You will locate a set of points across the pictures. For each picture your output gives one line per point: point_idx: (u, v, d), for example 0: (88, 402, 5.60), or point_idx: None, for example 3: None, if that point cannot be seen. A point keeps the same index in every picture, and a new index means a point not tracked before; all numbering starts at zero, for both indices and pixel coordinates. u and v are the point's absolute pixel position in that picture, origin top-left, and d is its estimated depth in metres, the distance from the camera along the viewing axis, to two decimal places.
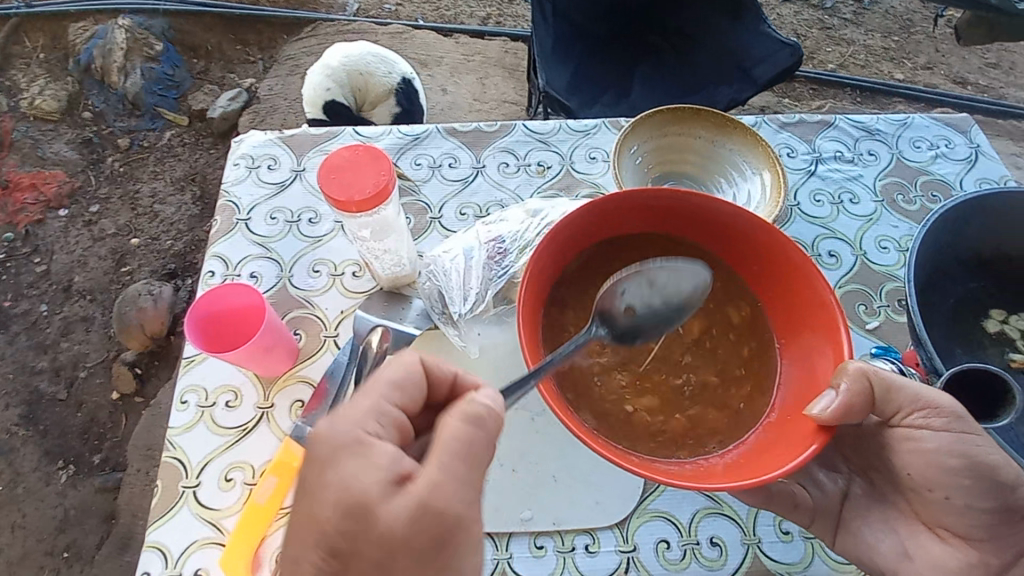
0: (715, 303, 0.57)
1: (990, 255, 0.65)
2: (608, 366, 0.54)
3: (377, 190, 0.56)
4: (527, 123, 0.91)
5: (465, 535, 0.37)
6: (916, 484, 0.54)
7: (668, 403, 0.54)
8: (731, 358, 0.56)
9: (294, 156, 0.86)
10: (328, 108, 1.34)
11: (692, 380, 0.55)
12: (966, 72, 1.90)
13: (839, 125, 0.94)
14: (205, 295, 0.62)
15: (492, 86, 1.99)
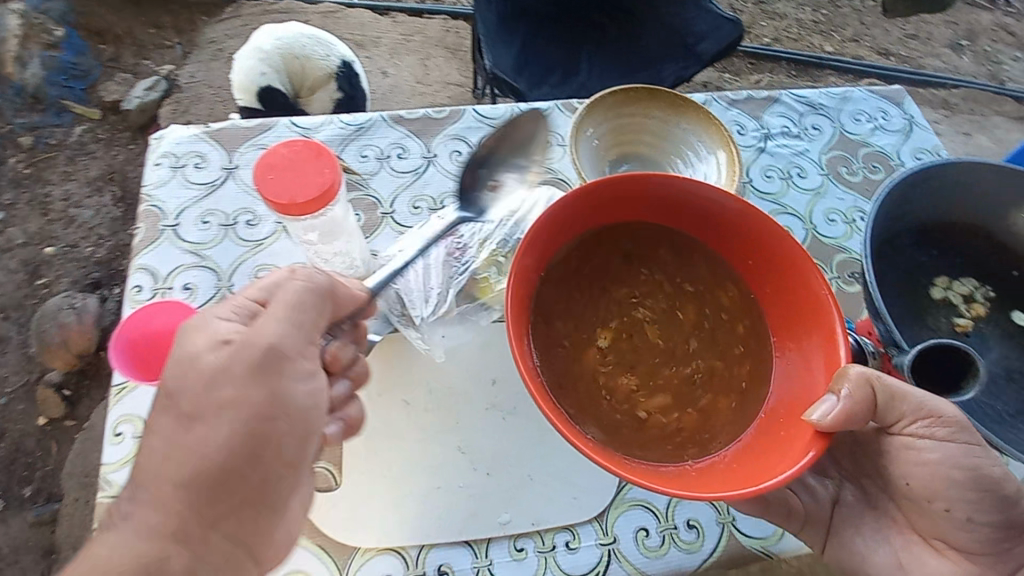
0: (714, 292, 0.57)
1: (932, 225, 0.67)
2: (616, 366, 0.55)
3: (323, 190, 0.51)
4: (477, 108, 0.87)
5: (286, 374, 0.45)
6: (916, 495, 0.56)
7: (675, 397, 0.54)
8: (735, 347, 0.55)
9: (224, 153, 0.79)
10: (263, 95, 1.24)
11: (698, 371, 0.55)
12: (889, 43, 1.98)
13: (784, 101, 0.96)
14: (133, 316, 0.56)
15: (434, 68, 1.92)
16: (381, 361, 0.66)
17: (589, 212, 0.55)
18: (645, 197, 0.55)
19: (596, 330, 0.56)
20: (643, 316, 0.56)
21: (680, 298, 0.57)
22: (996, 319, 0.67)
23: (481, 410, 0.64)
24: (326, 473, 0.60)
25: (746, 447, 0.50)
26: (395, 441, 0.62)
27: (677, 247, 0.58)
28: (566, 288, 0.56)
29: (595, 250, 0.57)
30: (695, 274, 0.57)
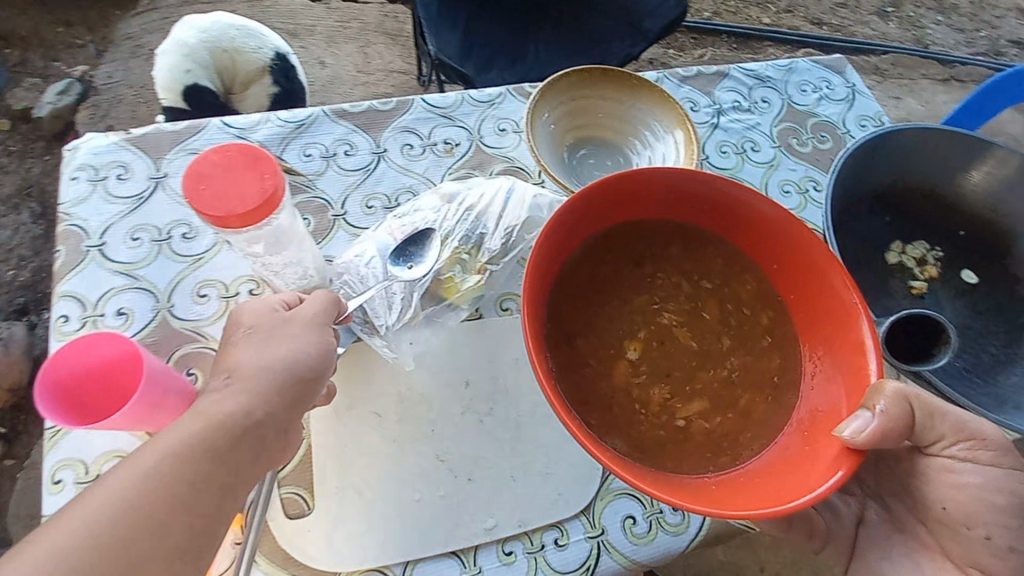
0: (740, 287, 0.55)
1: (882, 191, 0.69)
2: (648, 375, 0.53)
3: (264, 198, 0.47)
4: (425, 98, 0.83)
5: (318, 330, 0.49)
6: (953, 520, 0.53)
7: (712, 403, 0.52)
8: (766, 345, 0.54)
9: (150, 161, 0.72)
10: (189, 94, 1.14)
11: (732, 374, 0.53)
12: (821, 13, 2.02)
13: (733, 75, 0.96)
14: (58, 354, 0.50)
15: (375, 55, 1.84)
16: (347, 373, 0.63)
17: (602, 208, 0.54)
18: (658, 191, 0.54)
19: (624, 338, 0.54)
20: (669, 319, 0.54)
21: (705, 296, 0.55)
22: (947, 279, 0.69)
23: (457, 413, 0.62)
24: (295, 497, 0.57)
25: (776, 458, 0.48)
26: (367, 456, 0.59)
27: (699, 243, 0.56)
28: (585, 292, 0.54)
29: (615, 251, 0.55)
30: (720, 270, 0.56)
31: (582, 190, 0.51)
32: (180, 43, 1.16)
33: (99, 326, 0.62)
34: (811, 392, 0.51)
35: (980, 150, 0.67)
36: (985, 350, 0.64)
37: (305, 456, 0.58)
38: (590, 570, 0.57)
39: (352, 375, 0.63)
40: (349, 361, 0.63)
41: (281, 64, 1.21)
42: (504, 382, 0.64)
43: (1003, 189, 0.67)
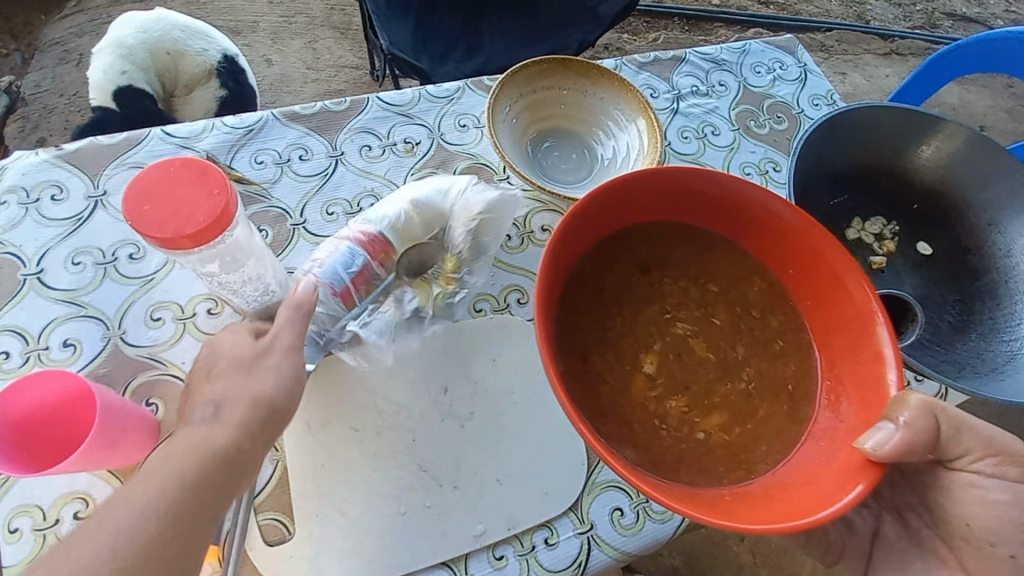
0: (749, 294, 0.56)
1: (838, 170, 0.71)
2: (665, 391, 0.53)
3: (214, 216, 0.44)
4: (381, 96, 0.80)
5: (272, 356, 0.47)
6: (976, 537, 0.54)
7: (733, 414, 0.52)
8: (779, 352, 0.54)
9: (86, 178, 0.67)
10: (121, 94, 1.05)
11: (750, 384, 0.53)
12: None
13: (690, 60, 0.96)
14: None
15: (324, 51, 1.77)
16: (319, 389, 0.60)
17: (613, 214, 0.55)
18: (668, 193, 0.55)
19: (638, 352, 0.54)
20: (683, 330, 0.55)
21: (715, 304, 0.56)
22: (902, 252, 0.72)
23: (437, 421, 0.61)
24: (275, 523, 0.55)
25: (796, 471, 0.48)
26: (347, 472, 0.57)
27: (706, 251, 0.57)
28: (595, 304, 0.54)
29: (626, 262, 0.56)
30: (729, 278, 0.56)
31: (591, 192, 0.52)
32: (117, 42, 1.09)
33: (44, 360, 0.58)
34: (827, 401, 0.51)
35: (931, 126, 0.69)
36: (942, 319, 0.67)
37: (282, 479, 0.56)
38: (582, 566, 0.57)
39: (324, 391, 0.60)
40: (321, 377, 0.61)
41: (229, 67, 1.15)
42: (483, 385, 0.63)
43: (952, 163, 0.69)
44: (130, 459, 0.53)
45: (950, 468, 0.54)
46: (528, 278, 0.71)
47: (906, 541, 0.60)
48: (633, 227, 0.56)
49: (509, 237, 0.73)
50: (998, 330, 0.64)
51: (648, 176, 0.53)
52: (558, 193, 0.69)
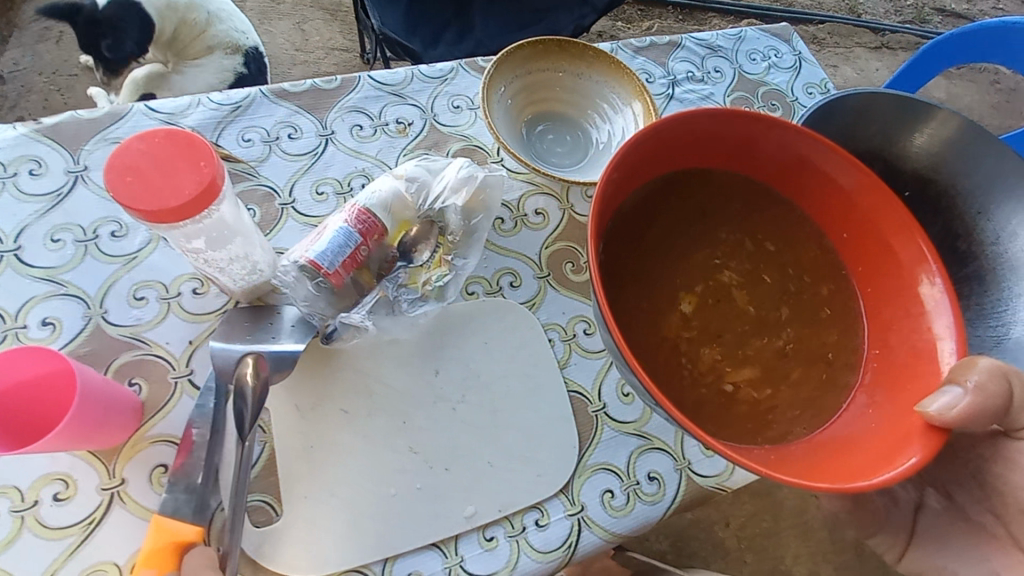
0: (799, 255, 0.56)
1: None
2: (697, 338, 0.53)
3: (201, 192, 0.43)
4: (373, 75, 0.78)
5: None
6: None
7: (764, 371, 0.53)
8: (823, 317, 0.54)
9: (66, 153, 0.65)
10: (135, 15, 1.23)
11: (787, 342, 0.54)
12: None
13: (686, 45, 0.95)
14: None
15: (313, 32, 1.74)
16: (307, 371, 0.59)
17: (675, 152, 0.53)
18: (732, 139, 0.54)
19: (676, 298, 0.54)
20: (728, 279, 0.55)
21: (761, 260, 0.56)
22: None
23: (429, 404, 0.60)
24: (263, 504, 0.54)
25: (824, 439, 0.48)
26: (337, 454, 0.56)
27: (762, 207, 0.56)
28: (641, 245, 0.54)
29: (675, 203, 0.55)
30: (783, 237, 0.56)
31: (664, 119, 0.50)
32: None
33: (22, 340, 0.56)
34: (867, 373, 0.51)
35: (924, 112, 0.66)
36: None
37: (270, 460, 0.55)
38: (572, 547, 0.57)
39: (311, 371, 0.59)
40: (309, 358, 0.60)
41: (253, 54, 1.31)
42: (474, 368, 0.63)
43: None
44: (111, 441, 0.52)
45: (1014, 438, 0.55)
46: (520, 260, 0.70)
47: (947, 510, 0.63)
48: (696, 167, 0.55)
49: (502, 219, 0.73)
50: (985, 316, 0.65)
51: (730, 112, 0.51)
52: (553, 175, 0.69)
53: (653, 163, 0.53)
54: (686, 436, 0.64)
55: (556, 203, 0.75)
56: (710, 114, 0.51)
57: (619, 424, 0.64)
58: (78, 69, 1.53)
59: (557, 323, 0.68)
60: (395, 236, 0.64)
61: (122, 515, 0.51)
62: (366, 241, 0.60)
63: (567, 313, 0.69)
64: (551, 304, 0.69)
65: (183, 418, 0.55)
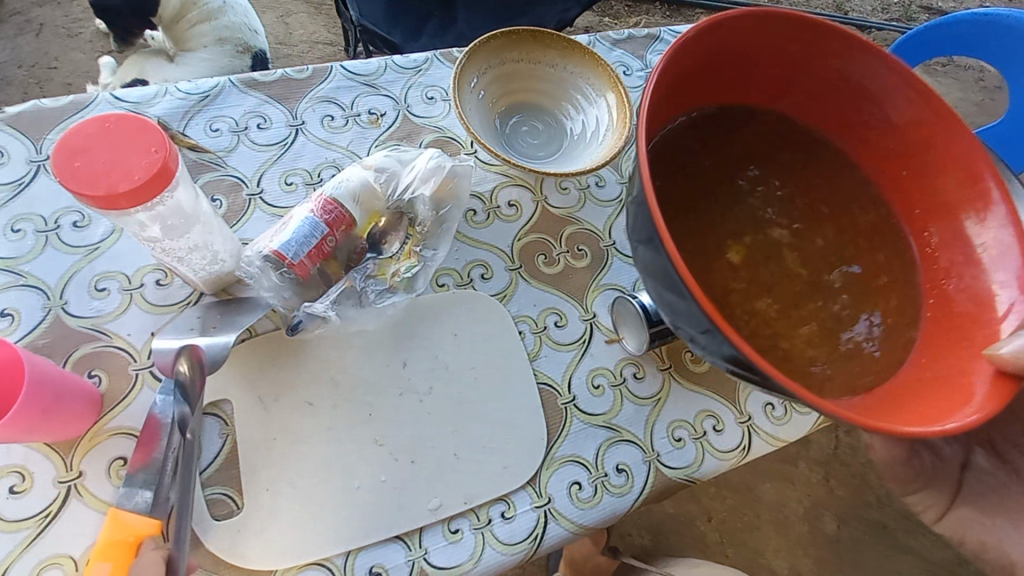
0: (851, 215, 0.55)
1: None
2: (754, 291, 0.50)
3: (149, 180, 0.42)
4: (345, 64, 0.77)
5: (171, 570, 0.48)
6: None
7: (820, 329, 0.50)
8: (878, 282, 0.52)
9: (26, 141, 0.63)
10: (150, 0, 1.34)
11: (843, 305, 0.51)
12: None
13: (664, 38, 0.94)
14: None
15: (297, 25, 1.72)
16: (271, 363, 0.59)
17: (720, 83, 0.53)
18: (780, 70, 0.54)
19: (725, 247, 0.51)
20: (782, 237, 0.52)
21: (816, 217, 0.54)
22: None
23: (395, 395, 0.60)
24: (223, 497, 0.53)
25: (883, 393, 0.46)
26: (300, 446, 0.56)
27: (811, 159, 0.56)
28: (692, 193, 0.52)
29: (719, 142, 0.54)
30: (837, 197, 0.55)
31: (714, 38, 0.50)
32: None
33: None
34: (929, 336, 0.49)
35: None
36: None
37: (232, 452, 0.55)
38: (538, 539, 0.57)
39: (275, 363, 0.59)
40: (274, 350, 0.59)
41: (259, 55, 1.41)
42: (442, 360, 0.62)
43: None
44: (69, 432, 0.51)
45: None
46: (492, 252, 0.70)
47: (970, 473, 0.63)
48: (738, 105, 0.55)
49: (474, 211, 0.72)
50: None
51: (778, 39, 0.52)
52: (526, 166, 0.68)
53: (700, 95, 0.53)
54: (655, 428, 0.65)
55: (530, 195, 0.75)
56: (761, 41, 0.52)
57: (588, 416, 0.64)
58: (57, 61, 1.51)
59: (528, 315, 0.67)
60: (364, 227, 0.63)
61: (78, 509, 0.50)
62: (333, 232, 0.60)
63: (538, 305, 0.68)
64: (522, 296, 0.68)
65: (143, 410, 0.54)
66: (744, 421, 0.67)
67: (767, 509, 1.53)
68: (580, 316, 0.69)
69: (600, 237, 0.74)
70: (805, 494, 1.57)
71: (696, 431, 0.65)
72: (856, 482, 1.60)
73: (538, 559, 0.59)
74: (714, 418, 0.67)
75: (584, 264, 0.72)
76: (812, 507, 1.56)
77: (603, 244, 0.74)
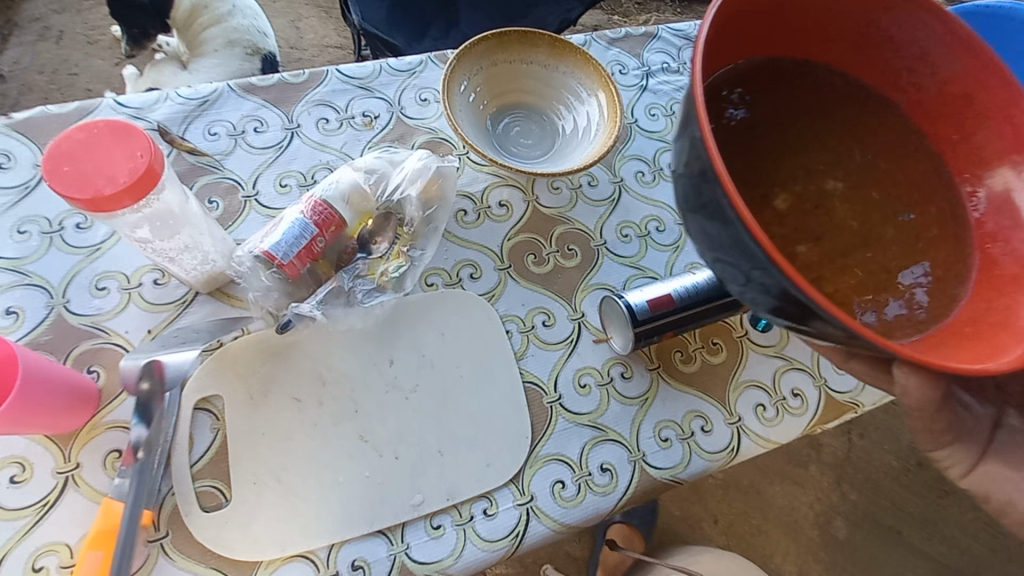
0: (910, 171, 0.49)
1: None
2: (797, 236, 0.46)
3: (133, 182, 0.44)
4: (340, 68, 0.78)
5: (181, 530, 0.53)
6: None
7: (868, 280, 0.46)
8: (932, 237, 0.48)
9: (34, 147, 0.66)
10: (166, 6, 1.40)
11: (898, 262, 0.47)
12: None
13: (661, 36, 0.93)
14: None
15: (308, 30, 1.76)
16: (261, 360, 0.60)
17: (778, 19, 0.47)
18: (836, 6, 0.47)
19: (773, 192, 0.47)
20: (833, 186, 0.47)
21: (873, 168, 0.48)
22: None
23: (382, 393, 0.61)
24: (212, 490, 0.55)
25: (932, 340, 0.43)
26: (288, 441, 0.58)
27: (865, 106, 0.50)
28: (734, 135, 0.47)
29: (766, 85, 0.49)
30: (894, 149, 0.49)
31: None
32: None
33: None
34: (979, 288, 0.45)
35: None
36: None
37: (222, 446, 0.57)
38: (519, 536, 0.57)
39: (266, 360, 0.60)
40: (264, 347, 0.61)
41: (270, 58, 1.45)
42: (429, 358, 0.63)
43: None
44: (65, 425, 0.54)
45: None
46: (481, 252, 0.70)
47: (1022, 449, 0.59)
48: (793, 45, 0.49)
49: (465, 211, 0.72)
50: None
51: None
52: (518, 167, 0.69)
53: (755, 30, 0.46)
54: (641, 427, 0.64)
55: (521, 195, 0.75)
56: None
57: (574, 415, 0.64)
58: (79, 69, 1.58)
59: (516, 314, 0.68)
60: (355, 227, 0.64)
61: (74, 499, 0.53)
62: (322, 232, 0.61)
63: (526, 304, 0.69)
64: (511, 295, 0.69)
65: (138, 405, 0.57)
66: (734, 422, 0.67)
67: (776, 513, 1.50)
68: (568, 315, 0.69)
69: (591, 237, 0.74)
70: (817, 498, 1.54)
71: (684, 431, 0.65)
72: (870, 487, 1.56)
73: (520, 556, 0.59)
74: (702, 419, 0.66)
75: (574, 263, 0.72)
76: (824, 512, 1.52)
77: (594, 244, 0.74)
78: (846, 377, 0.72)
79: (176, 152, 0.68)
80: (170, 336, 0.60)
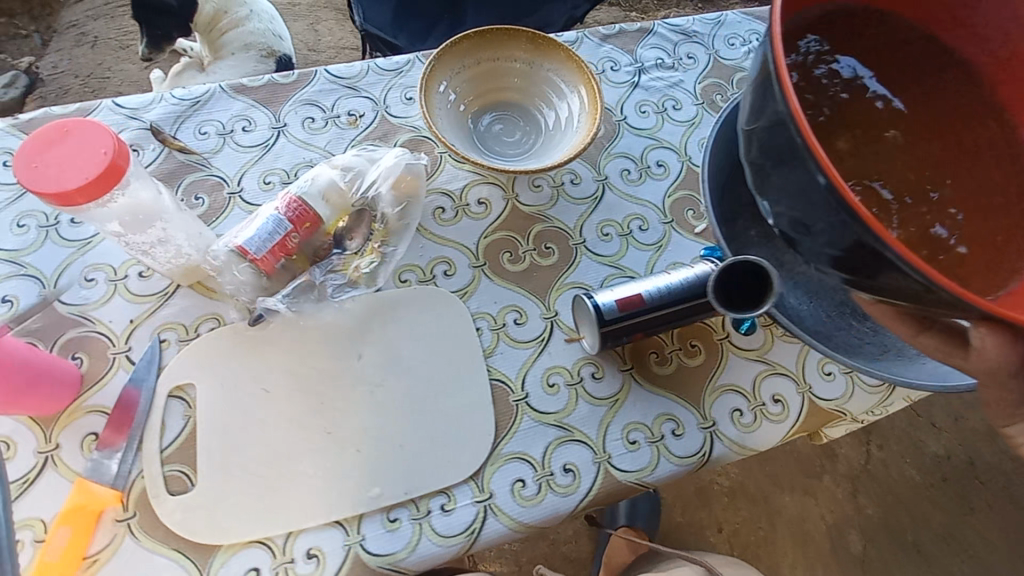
0: (967, 136, 0.49)
1: None
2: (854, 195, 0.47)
3: (97, 178, 0.46)
4: (329, 68, 0.79)
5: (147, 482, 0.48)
6: None
7: (931, 241, 0.46)
8: (991, 202, 0.47)
9: None
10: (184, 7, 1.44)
11: (959, 222, 0.47)
12: None
13: (657, 32, 0.90)
14: None
15: (326, 32, 1.80)
16: (234, 353, 0.62)
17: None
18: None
19: (834, 135, 0.48)
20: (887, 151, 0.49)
21: (928, 136, 0.50)
22: None
23: (348, 386, 0.62)
24: (179, 474, 0.57)
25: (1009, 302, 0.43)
26: (253, 431, 0.59)
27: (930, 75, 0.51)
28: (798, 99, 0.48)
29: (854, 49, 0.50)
30: (953, 105, 0.50)
31: None
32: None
33: None
34: None
35: None
36: None
37: (191, 433, 0.59)
38: (475, 533, 0.58)
39: (238, 351, 0.62)
40: (236, 338, 0.63)
41: (285, 60, 1.50)
42: (397, 354, 0.64)
43: None
44: (47, 408, 0.57)
45: None
46: (458, 250, 0.70)
47: None
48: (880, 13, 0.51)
49: (443, 208, 0.72)
50: None
51: None
52: (494, 167, 0.68)
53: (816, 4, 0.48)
54: (609, 429, 0.63)
55: (500, 193, 0.74)
56: None
57: (540, 415, 0.63)
58: (111, 73, 1.67)
59: (488, 312, 0.68)
60: (333, 223, 0.64)
61: (52, 478, 0.56)
62: (297, 229, 0.61)
63: (498, 302, 0.68)
64: (483, 293, 0.68)
65: (117, 391, 0.60)
66: (707, 427, 0.65)
67: (785, 523, 1.45)
68: (541, 313, 0.68)
69: (570, 235, 0.73)
70: (829, 510, 1.47)
71: (653, 434, 0.64)
72: (888, 500, 1.50)
73: (478, 553, 0.59)
74: (673, 422, 0.65)
75: (550, 262, 0.71)
76: (837, 524, 1.46)
77: (572, 243, 0.73)
78: (833, 384, 0.69)
79: (167, 151, 0.71)
80: (155, 327, 0.63)
